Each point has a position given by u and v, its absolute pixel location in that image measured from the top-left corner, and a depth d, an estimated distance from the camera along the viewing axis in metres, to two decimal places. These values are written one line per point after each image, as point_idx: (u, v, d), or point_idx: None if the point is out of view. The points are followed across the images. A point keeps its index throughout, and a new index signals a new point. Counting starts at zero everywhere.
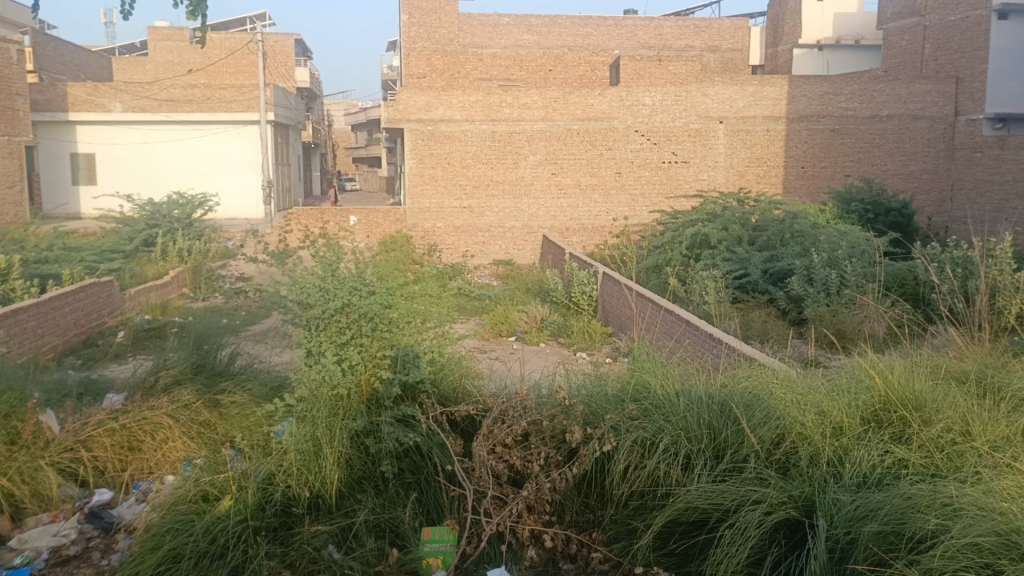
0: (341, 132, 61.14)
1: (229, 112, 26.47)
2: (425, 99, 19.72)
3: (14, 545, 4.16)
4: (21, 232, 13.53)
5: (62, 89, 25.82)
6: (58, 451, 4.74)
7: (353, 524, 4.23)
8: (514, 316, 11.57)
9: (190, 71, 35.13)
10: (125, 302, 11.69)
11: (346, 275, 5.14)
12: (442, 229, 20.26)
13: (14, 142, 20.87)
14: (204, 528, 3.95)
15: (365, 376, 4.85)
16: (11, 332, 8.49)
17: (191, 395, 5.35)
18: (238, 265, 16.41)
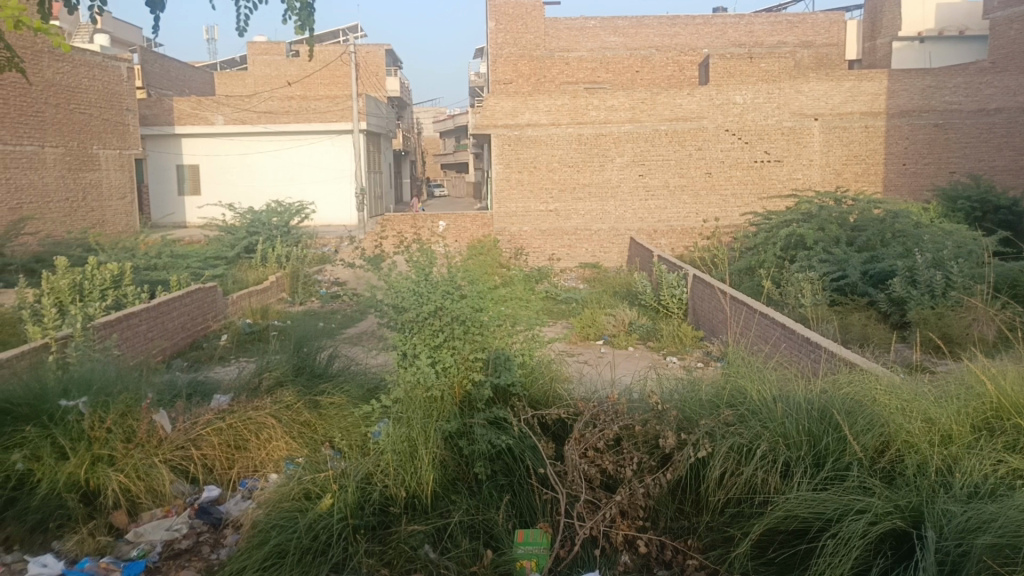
0: (431, 139, 62.50)
1: (323, 122, 27.10)
2: (512, 104, 19.83)
3: (130, 538, 4.40)
4: (131, 241, 14.31)
5: (168, 104, 27.12)
6: (170, 448, 4.95)
7: (448, 525, 4.29)
8: (602, 320, 11.46)
9: (287, 83, 36.33)
10: (228, 306, 12.19)
11: (439, 279, 5.23)
12: (529, 233, 20.33)
13: (125, 155, 22.02)
14: (307, 524, 4.06)
15: (458, 378, 4.91)
16: (123, 335, 8.98)
17: (293, 396, 5.55)
18: (333, 270, 16.96)
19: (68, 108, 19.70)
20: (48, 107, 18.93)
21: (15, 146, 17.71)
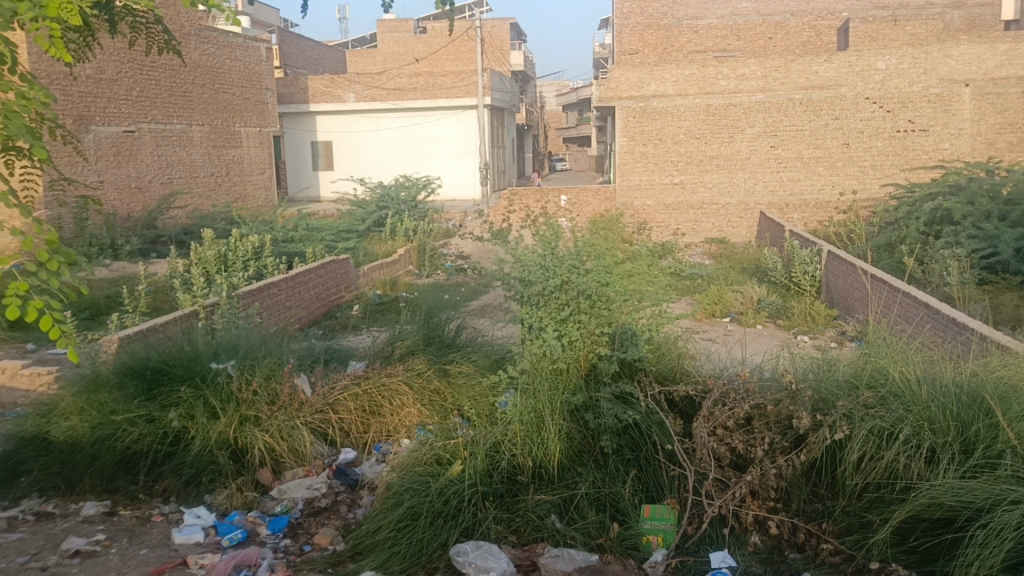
0: (554, 113, 62.36)
1: (449, 98, 27.61)
2: (638, 75, 19.53)
3: (275, 494, 4.69)
4: (271, 215, 15.04)
5: (304, 82, 28.25)
6: (310, 411, 5.22)
7: (575, 496, 4.33)
8: (729, 297, 11.17)
9: (415, 59, 37.06)
10: (359, 278, 12.65)
11: (565, 254, 5.23)
12: (653, 207, 19.96)
13: (264, 132, 23.09)
14: (438, 489, 4.20)
15: (584, 351, 4.90)
16: (263, 304, 9.46)
17: (424, 364, 5.73)
18: (458, 243, 17.29)
19: (212, 88, 20.80)
20: (195, 87, 20.04)
21: (166, 124, 18.86)
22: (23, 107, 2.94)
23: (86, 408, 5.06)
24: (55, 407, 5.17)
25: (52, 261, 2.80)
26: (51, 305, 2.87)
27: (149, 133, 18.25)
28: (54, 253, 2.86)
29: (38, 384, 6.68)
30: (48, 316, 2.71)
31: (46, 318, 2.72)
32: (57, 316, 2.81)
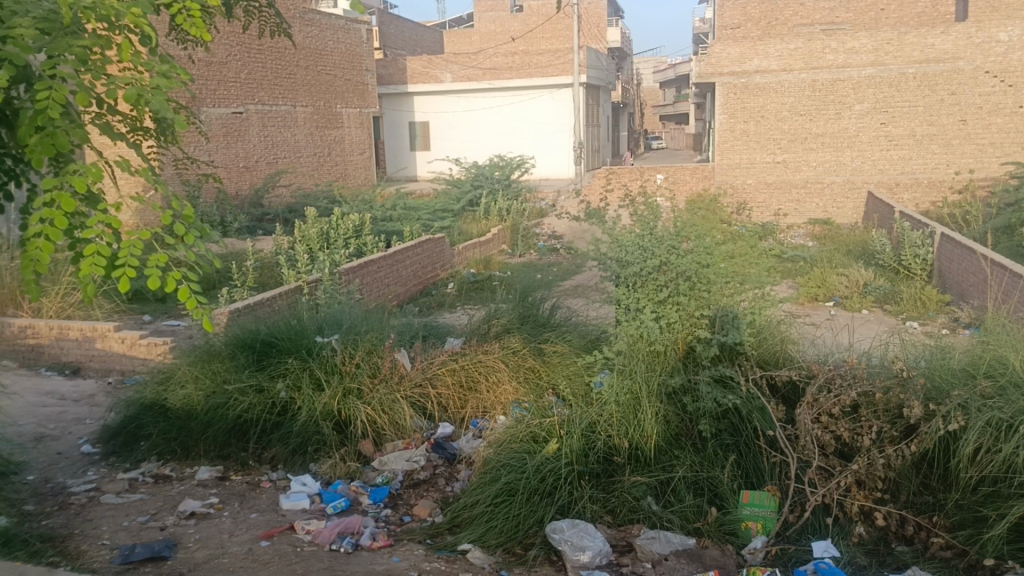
0: (649, 90, 61.30)
1: (545, 76, 27.64)
2: (740, 50, 19.03)
3: (376, 465, 4.85)
4: (371, 194, 15.41)
5: (403, 63, 28.70)
6: (409, 386, 5.35)
7: (672, 479, 4.29)
8: (833, 280, 10.79)
9: (511, 38, 37.03)
10: (454, 256, 12.81)
11: (663, 233, 5.12)
12: (753, 186, 19.40)
13: (364, 113, 23.56)
14: (535, 466, 4.23)
15: (683, 333, 4.82)
16: (363, 281, 9.70)
17: (519, 342, 5.77)
18: (551, 223, 17.26)
19: (315, 70, 21.35)
20: (299, 69, 20.59)
21: (272, 106, 19.47)
22: (169, 88, 3.07)
23: (201, 377, 5.31)
24: (172, 375, 5.45)
25: (188, 235, 2.97)
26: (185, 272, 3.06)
27: (256, 115, 18.88)
28: (189, 228, 3.04)
29: (155, 354, 7.04)
30: (184, 288, 2.90)
31: (182, 290, 2.91)
32: (191, 286, 3.00)
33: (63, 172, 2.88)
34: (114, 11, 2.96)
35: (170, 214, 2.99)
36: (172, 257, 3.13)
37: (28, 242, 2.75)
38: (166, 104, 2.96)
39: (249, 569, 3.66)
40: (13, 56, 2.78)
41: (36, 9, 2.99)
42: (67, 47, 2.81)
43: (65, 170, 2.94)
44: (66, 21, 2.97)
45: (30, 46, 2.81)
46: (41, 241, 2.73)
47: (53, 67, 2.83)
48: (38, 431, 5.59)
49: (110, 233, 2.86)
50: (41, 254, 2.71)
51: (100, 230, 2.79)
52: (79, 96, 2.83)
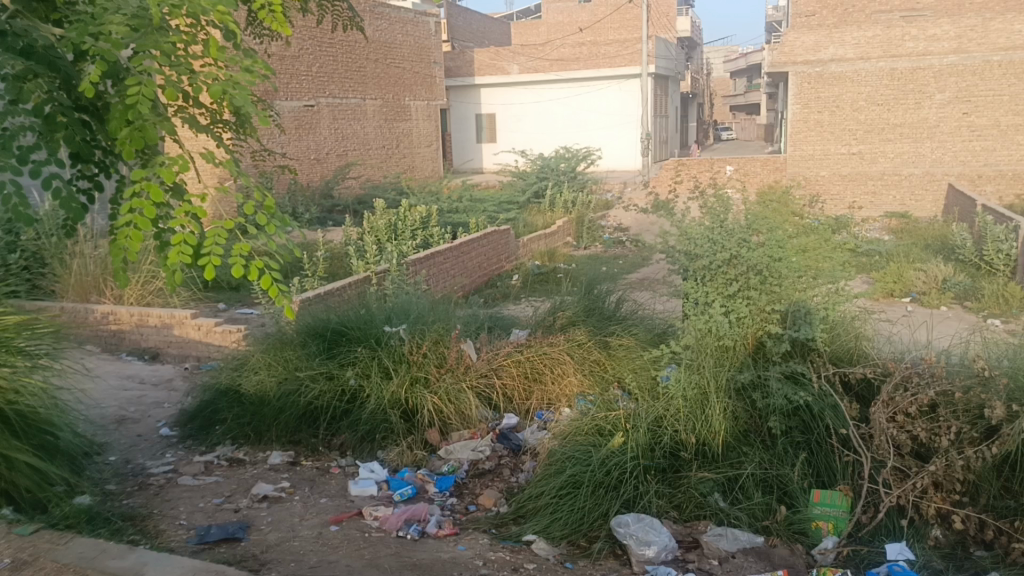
0: (719, 80, 60.27)
1: (613, 67, 27.29)
2: (815, 39, 18.63)
3: (442, 454, 4.90)
4: (438, 186, 15.58)
5: (470, 56, 28.87)
6: (475, 376, 5.39)
7: (740, 476, 4.22)
8: (910, 275, 10.45)
9: (579, 30, 36.83)
10: (519, 248, 12.84)
11: (734, 226, 5.03)
12: (827, 178, 18.91)
13: (432, 106, 23.73)
14: (600, 460, 4.21)
15: (753, 328, 4.74)
16: (430, 272, 9.80)
17: (585, 335, 5.76)
18: (617, 215, 17.14)
19: (385, 63, 21.60)
20: (369, 63, 20.86)
21: (342, 99, 19.79)
22: (252, 83, 3.12)
23: (273, 364, 5.44)
24: (246, 362, 5.61)
25: (270, 224, 3.03)
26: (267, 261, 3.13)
27: (327, 108, 19.21)
28: (271, 218, 3.08)
29: (229, 340, 7.26)
30: (266, 275, 2.97)
31: (265, 278, 2.97)
32: (274, 274, 3.06)
33: (152, 164, 2.97)
34: (200, 9, 3.01)
35: (253, 205, 3.05)
36: (254, 246, 3.19)
37: (119, 229, 2.85)
38: (250, 97, 3.01)
39: (319, 552, 3.74)
40: (105, 52, 2.88)
41: (127, 6, 3.09)
42: (156, 43, 2.89)
43: (152, 162, 3.03)
44: (155, 17, 3.04)
45: (121, 42, 2.90)
46: (131, 230, 2.83)
47: (143, 60, 2.91)
48: (120, 414, 5.81)
49: (196, 221, 2.93)
50: (132, 242, 2.80)
51: (187, 220, 2.87)
52: (167, 90, 2.90)
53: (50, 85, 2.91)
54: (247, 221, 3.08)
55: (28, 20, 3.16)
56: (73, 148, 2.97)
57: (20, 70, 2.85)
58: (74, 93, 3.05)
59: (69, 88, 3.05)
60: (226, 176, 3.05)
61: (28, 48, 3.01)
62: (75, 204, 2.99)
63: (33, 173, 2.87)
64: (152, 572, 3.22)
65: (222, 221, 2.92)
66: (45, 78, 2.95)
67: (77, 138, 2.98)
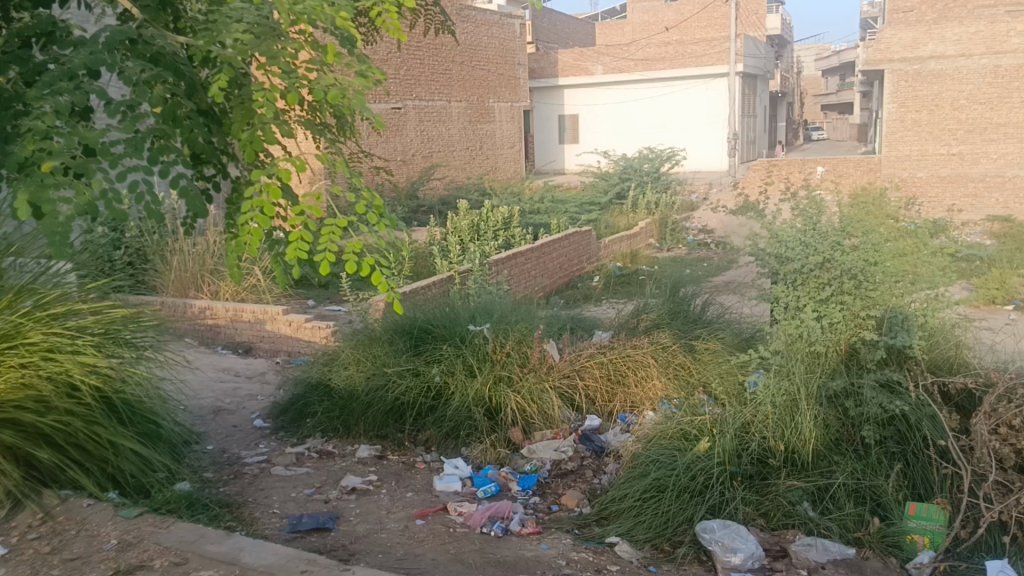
0: (810, 78, 58.67)
1: (699, 66, 26.82)
2: (913, 36, 18.09)
3: (525, 453, 4.94)
4: (520, 187, 15.69)
5: (555, 57, 28.98)
6: (558, 376, 5.41)
7: (831, 485, 4.13)
8: (1015, 282, 9.97)
9: (665, 29, 36.43)
10: (601, 250, 12.78)
11: (828, 228, 4.89)
12: (924, 179, 18.19)
13: (516, 107, 23.82)
14: (685, 464, 4.17)
15: (846, 334, 4.61)
16: (511, 273, 9.86)
17: (669, 338, 5.72)
18: (701, 217, 16.89)
19: (470, 66, 21.84)
20: (454, 65, 21.12)
21: (429, 101, 20.11)
22: (367, 89, 3.17)
23: (362, 360, 5.58)
24: (336, 357, 5.76)
25: (380, 223, 3.11)
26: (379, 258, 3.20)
27: (414, 110, 19.54)
28: (381, 217, 3.15)
29: (318, 336, 7.48)
30: (378, 271, 3.01)
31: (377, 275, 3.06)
32: (385, 271, 3.13)
33: (269, 166, 3.08)
34: (324, 16, 3.10)
35: (366, 205, 3.13)
36: (365, 244, 3.26)
37: (242, 225, 2.95)
38: (369, 102, 3.09)
39: (406, 545, 3.82)
40: (230, 60, 3.01)
41: (247, 15, 3.21)
42: (273, 51, 2.98)
43: (268, 165, 3.14)
44: (274, 25, 3.17)
45: (242, 50, 3.02)
46: (252, 227, 2.92)
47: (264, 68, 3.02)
48: (216, 404, 6.05)
49: (311, 220, 3.01)
50: (251, 240, 2.89)
51: (304, 220, 2.95)
52: (289, 97, 3.01)
53: (176, 90, 3.01)
54: (360, 220, 3.15)
55: (155, 29, 3.29)
56: (196, 149, 2.97)
57: (149, 76, 2.93)
58: (196, 99, 3.15)
59: (192, 94, 3.14)
60: (338, 177, 3.12)
61: (155, 54, 3.09)
62: (201, 202, 2.95)
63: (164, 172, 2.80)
64: (248, 558, 3.35)
65: (336, 219, 2.99)
66: (173, 84, 3.03)
67: (198, 137, 2.99)
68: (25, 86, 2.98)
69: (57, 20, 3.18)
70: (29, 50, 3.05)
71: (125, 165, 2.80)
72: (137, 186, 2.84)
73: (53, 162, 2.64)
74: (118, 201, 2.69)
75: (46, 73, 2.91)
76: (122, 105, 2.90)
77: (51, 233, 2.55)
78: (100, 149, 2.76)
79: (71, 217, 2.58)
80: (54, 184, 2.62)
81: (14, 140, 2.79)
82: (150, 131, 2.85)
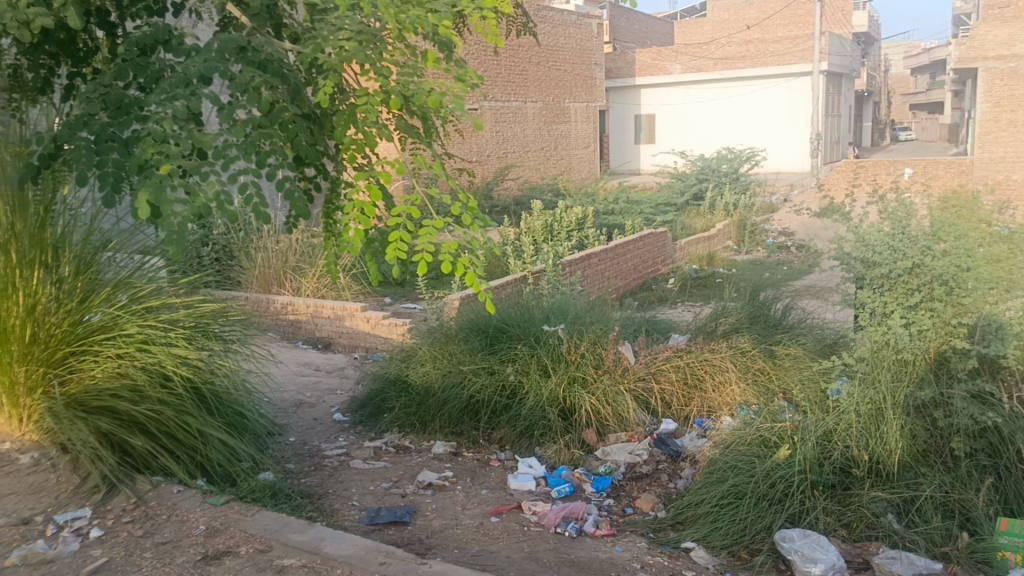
0: (898, 76, 56.72)
1: (782, 65, 26.35)
2: (1009, 33, 17.90)
3: (599, 455, 4.93)
4: (595, 186, 15.68)
5: (632, 56, 28.78)
6: (633, 378, 5.38)
7: (918, 498, 4.01)
8: None
9: (746, 27, 35.79)
10: (676, 251, 12.65)
11: (918, 232, 4.74)
12: (1019, 182, 17.47)
13: (591, 107, 23.73)
14: (765, 472, 4.09)
15: (936, 342, 4.46)
16: (586, 273, 9.87)
17: (749, 343, 5.64)
18: (781, 219, 16.56)
19: (547, 66, 21.91)
20: (531, 66, 21.23)
21: (505, 102, 20.29)
22: (464, 93, 3.23)
23: (438, 357, 5.67)
24: (413, 354, 5.85)
25: (473, 224, 3.16)
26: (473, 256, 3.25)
27: (490, 111, 19.72)
28: (475, 217, 3.20)
29: (395, 333, 7.61)
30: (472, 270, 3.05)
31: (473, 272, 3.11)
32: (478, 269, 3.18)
33: (368, 168, 3.16)
34: (426, 23, 3.16)
35: (459, 205, 3.19)
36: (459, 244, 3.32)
37: (344, 226, 3.04)
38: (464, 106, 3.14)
39: (481, 542, 3.87)
40: (332, 66, 3.10)
41: (348, 21, 3.30)
42: (373, 56, 3.08)
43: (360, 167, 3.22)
44: (374, 31, 3.25)
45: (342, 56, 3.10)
46: (352, 227, 3.02)
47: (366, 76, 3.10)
48: (298, 398, 6.22)
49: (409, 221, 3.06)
50: (352, 240, 2.99)
51: (403, 219, 2.99)
52: (386, 100, 3.09)
53: (282, 94, 3.11)
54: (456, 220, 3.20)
55: (262, 36, 3.40)
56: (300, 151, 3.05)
57: (256, 81, 3.03)
58: (300, 103, 3.24)
59: (295, 98, 3.24)
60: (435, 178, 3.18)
61: (263, 61, 3.18)
62: (305, 202, 3.02)
63: (270, 174, 2.89)
64: (329, 548, 3.43)
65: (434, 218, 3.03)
66: (279, 89, 3.12)
67: (300, 140, 3.08)
68: (142, 91, 3.09)
69: (172, 28, 3.30)
70: (144, 57, 3.18)
71: (234, 167, 2.91)
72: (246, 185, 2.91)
73: (170, 164, 2.75)
74: (228, 201, 2.77)
75: (163, 79, 3.02)
76: (233, 109, 3.00)
77: (167, 231, 2.65)
78: (212, 151, 2.86)
79: (184, 218, 2.67)
80: (171, 185, 2.73)
81: (134, 142, 2.91)
82: (259, 133, 2.94)
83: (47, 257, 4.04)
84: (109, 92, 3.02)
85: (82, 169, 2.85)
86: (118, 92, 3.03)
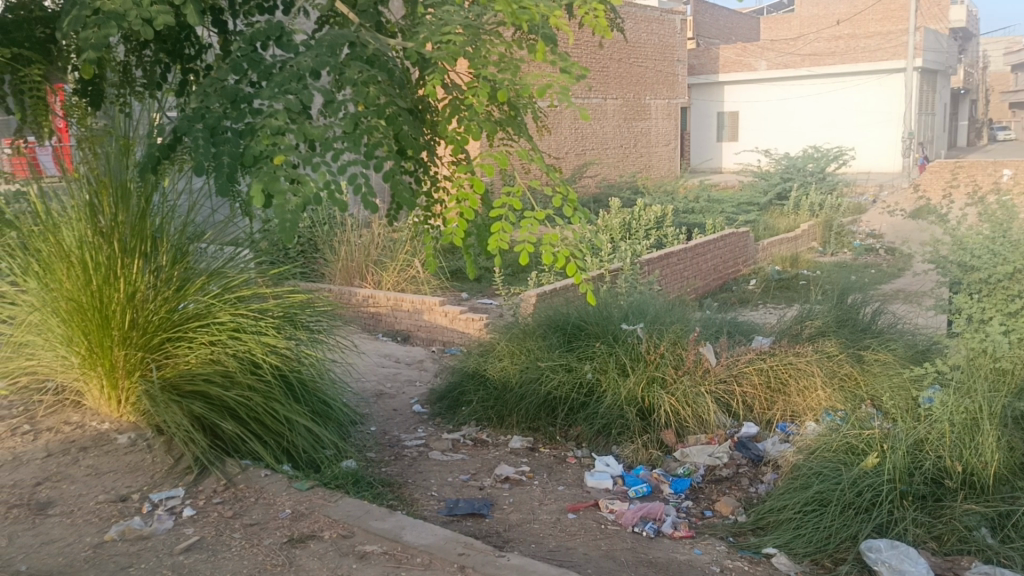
0: (997, 74, 54.17)
1: (872, 61, 25.58)
2: None
3: (678, 456, 4.89)
4: (675, 184, 15.49)
5: (716, 52, 28.30)
6: (714, 380, 5.31)
7: (1014, 512, 3.83)
8: None
9: (836, 22, 34.77)
10: (759, 252, 12.39)
11: (1020, 236, 4.61)
12: None
13: (673, 104, 23.36)
14: (852, 479, 3.99)
15: None
16: (664, 273, 9.77)
17: (835, 347, 5.53)
18: (869, 221, 16.03)
19: (628, 63, 21.76)
20: (611, 62, 21.13)
21: (584, 99, 20.26)
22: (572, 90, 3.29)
23: (516, 353, 5.70)
24: (491, 349, 5.88)
25: (576, 215, 3.20)
26: (571, 248, 3.28)
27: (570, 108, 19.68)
28: (577, 211, 3.23)
29: (472, 328, 7.69)
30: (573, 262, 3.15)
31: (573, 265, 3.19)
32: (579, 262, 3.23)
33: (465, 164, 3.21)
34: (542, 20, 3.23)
35: (563, 199, 3.24)
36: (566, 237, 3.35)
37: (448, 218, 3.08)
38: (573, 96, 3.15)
39: (557, 538, 3.88)
40: (442, 62, 3.17)
41: (452, 17, 3.36)
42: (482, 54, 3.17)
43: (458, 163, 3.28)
44: (481, 26, 3.31)
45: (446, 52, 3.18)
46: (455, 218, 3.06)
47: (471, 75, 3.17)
48: (378, 388, 6.34)
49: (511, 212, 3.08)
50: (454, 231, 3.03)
51: (506, 210, 3.02)
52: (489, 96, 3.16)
53: (387, 89, 3.17)
54: (556, 213, 3.23)
55: (368, 33, 3.48)
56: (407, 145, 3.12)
57: (365, 77, 3.11)
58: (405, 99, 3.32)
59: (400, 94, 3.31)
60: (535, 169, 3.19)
61: (371, 56, 3.26)
62: (408, 194, 3.08)
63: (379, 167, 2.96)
64: (409, 536, 3.50)
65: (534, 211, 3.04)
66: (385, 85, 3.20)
67: (407, 136, 3.16)
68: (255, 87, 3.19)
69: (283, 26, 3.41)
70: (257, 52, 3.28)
71: (345, 160, 3.00)
72: (353, 176, 2.98)
73: (285, 156, 2.84)
74: (340, 192, 2.86)
75: (274, 75, 3.12)
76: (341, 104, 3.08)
77: (282, 220, 2.74)
78: (322, 143, 2.94)
79: (297, 207, 2.76)
80: (283, 175, 2.81)
81: (247, 134, 3.00)
82: (365, 127, 3.01)
83: (146, 247, 4.19)
84: (224, 86, 3.13)
85: (199, 160, 2.96)
86: (233, 87, 3.14)
